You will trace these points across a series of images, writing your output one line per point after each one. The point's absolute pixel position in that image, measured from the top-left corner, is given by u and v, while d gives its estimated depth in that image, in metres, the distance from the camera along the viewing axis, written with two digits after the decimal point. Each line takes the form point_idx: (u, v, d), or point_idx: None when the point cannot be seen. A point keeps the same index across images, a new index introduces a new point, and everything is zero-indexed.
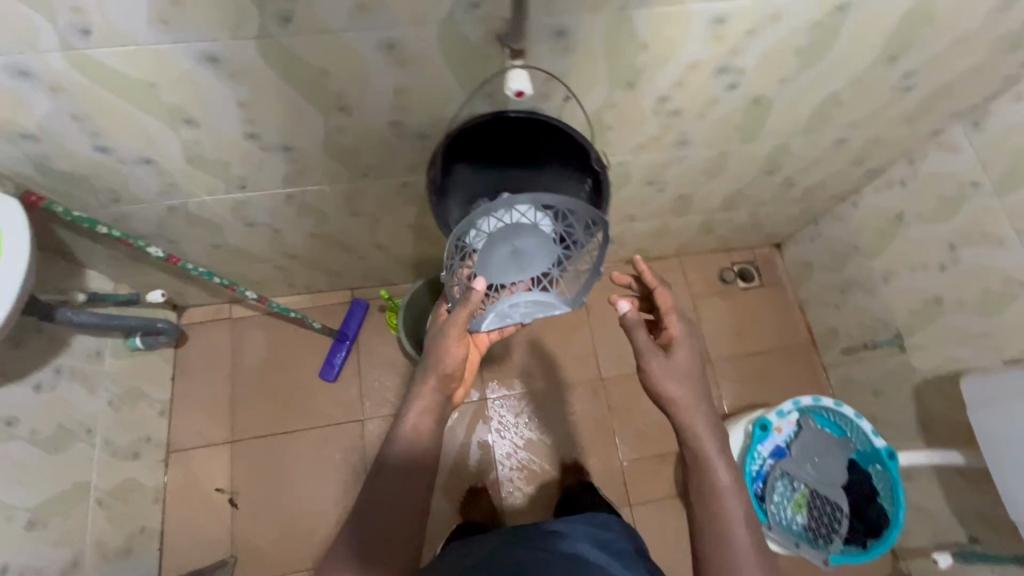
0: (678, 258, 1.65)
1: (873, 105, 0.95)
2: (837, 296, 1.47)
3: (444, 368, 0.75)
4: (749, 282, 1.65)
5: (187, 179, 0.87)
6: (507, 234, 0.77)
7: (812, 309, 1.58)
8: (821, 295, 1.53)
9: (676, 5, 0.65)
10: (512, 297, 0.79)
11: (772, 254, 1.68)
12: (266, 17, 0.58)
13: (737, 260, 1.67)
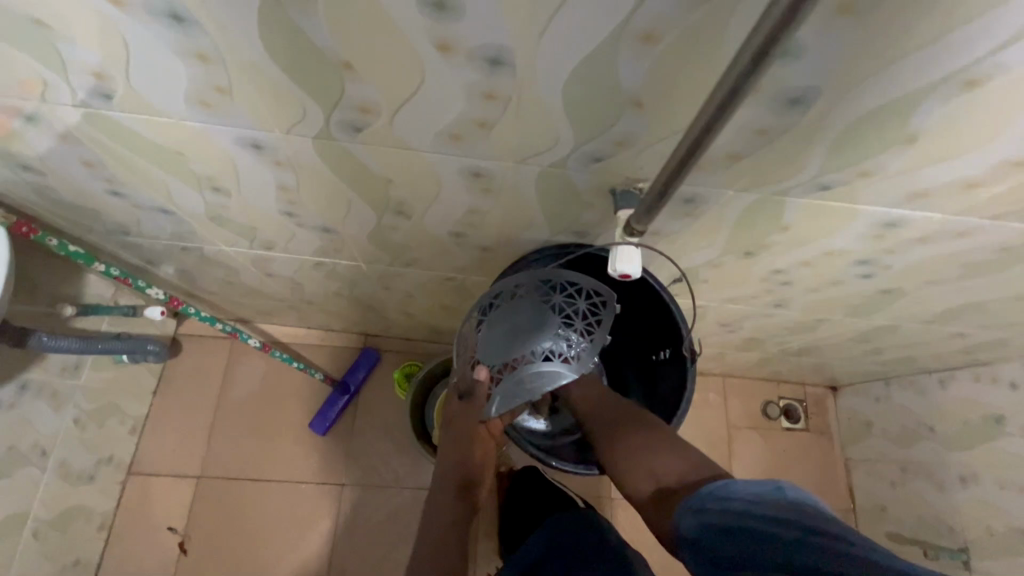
0: (721, 377, 1.43)
1: (1019, 317, 0.79)
2: (894, 475, 1.26)
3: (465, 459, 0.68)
4: (795, 424, 1.41)
5: (207, 232, 0.74)
6: (511, 310, 0.65)
7: (857, 474, 1.34)
8: (874, 463, 1.31)
9: (844, 204, 0.50)
10: (516, 375, 0.66)
11: (824, 395, 1.43)
12: (333, 125, 0.45)
13: (783, 393, 1.43)
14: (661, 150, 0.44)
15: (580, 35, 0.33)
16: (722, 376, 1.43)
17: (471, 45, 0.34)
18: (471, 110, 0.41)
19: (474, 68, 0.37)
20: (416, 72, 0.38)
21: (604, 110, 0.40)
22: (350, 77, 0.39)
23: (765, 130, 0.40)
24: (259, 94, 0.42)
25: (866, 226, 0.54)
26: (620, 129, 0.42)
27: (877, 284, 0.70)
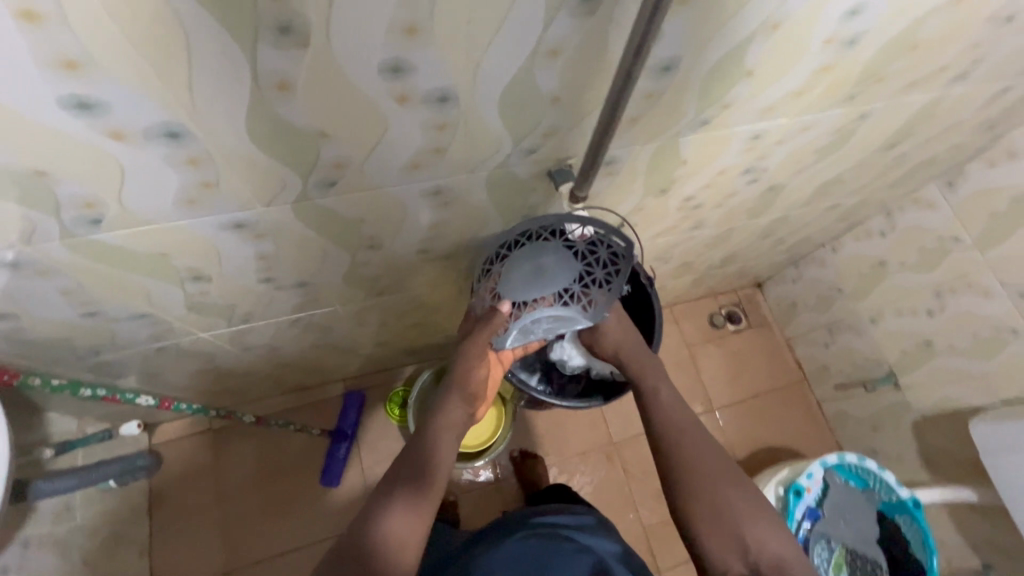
0: (668, 308, 1.61)
1: (867, 178, 0.99)
2: (824, 337, 1.48)
3: (468, 386, 0.71)
4: (739, 325, 1.62)
5: (184, 324, 0.77)
6: (535, 252, 0.68)
7: (800, 347, 1.58)
8: (807, 334, 1.53)
9: (721, 131, 0.64)
10: (534, 312, 0.68)
11: (754, 294, 1.66)
12: (310, 186, 0.52)
13: (722, 303, 1.64)
14: (580, 130, 0.55)
15: (503, 66, 0.43)
16: (669, 306, 1.60)
17: (423, 91, 0.43)
18: (427, 141, 0.50)
19: (427, 109, 0.45)
20: (380, 123, 0.46)
21: (530, 112, 0.50)
22: (325, 142, 0.46)
23: (651, 94, 0.52)
24: (243, 178, 0.48)
25: (741, 141, 0.68)
26: (546, 123, 0.52)
27: (760, 183, 0.86)
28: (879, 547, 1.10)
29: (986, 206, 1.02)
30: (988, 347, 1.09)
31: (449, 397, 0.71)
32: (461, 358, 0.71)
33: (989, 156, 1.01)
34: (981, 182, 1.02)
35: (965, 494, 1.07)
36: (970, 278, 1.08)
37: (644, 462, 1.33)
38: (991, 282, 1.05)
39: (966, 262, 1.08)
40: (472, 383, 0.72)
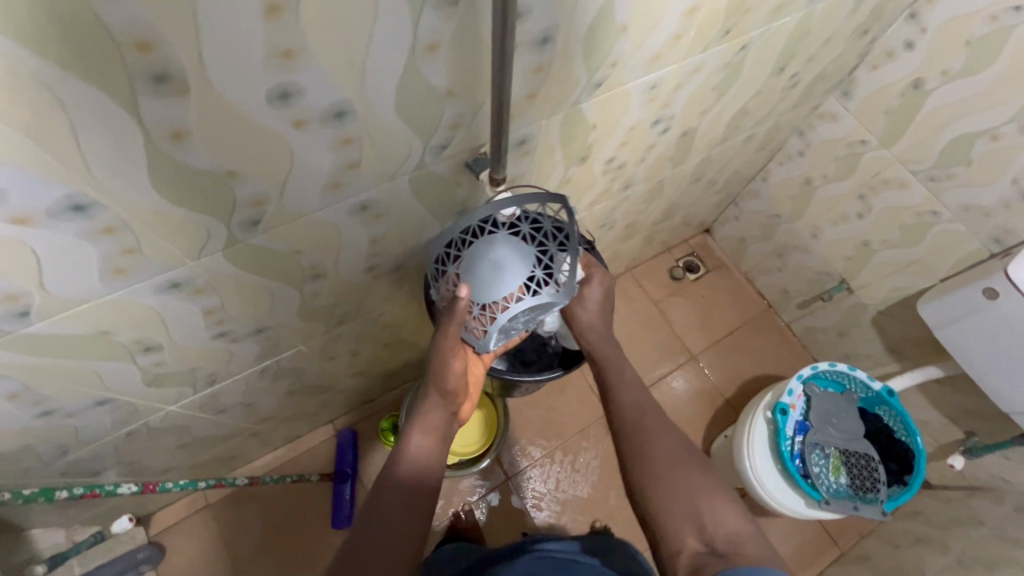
0: (628, 272, 1.66)
1: (770, 104, 1.05)
2: (776, 262, 1.55)
3: (444, 385, 0.72)
4: (698, 272, 1.69)
5: (147, 401, 0.75)
6: (485, 248, 0.67)
7: (758, 278, 1.65)
8: (761, 263, 1.60)
9: (618, 88, 0.67)
10: (508, 311, 0.67)
11: (705, 239, 1.73)
12: (234, 229, 0.52)
13: (678, 255, 1.70)
14: (484, 117, 0.57)
15: (387, 71, 0.45)
16: (628, 270, 1.65)
17: (318, 110, 0.44)
18: (338, 159, 0.51)
19: (328, 127, 0.47)
20: (285, 150, 0.46)
21: (429, 110, 0.52)
22: (237, 181, 0.47)
23: (539, 67, 0.55)
24: (165, 236, 0.48)
25: (641, 94, 0.72)
26: (448, 116, 0.54)
27: (672, 131, 0.90)
28: (869, 442, 1.15)
29: (882, 105, 1.08)
30: (916, 233, 1.15)
31: (430, 398, 0.73)
32: (433, 359, 0.71)
33: (871, 59, 1.07)
34: (871, 85, 1.09)
35: (932, 371, 1.13)
36: (885, 175, 1.15)
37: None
38: (905, 173, 1.11)
39: (878, 160, 1.14)
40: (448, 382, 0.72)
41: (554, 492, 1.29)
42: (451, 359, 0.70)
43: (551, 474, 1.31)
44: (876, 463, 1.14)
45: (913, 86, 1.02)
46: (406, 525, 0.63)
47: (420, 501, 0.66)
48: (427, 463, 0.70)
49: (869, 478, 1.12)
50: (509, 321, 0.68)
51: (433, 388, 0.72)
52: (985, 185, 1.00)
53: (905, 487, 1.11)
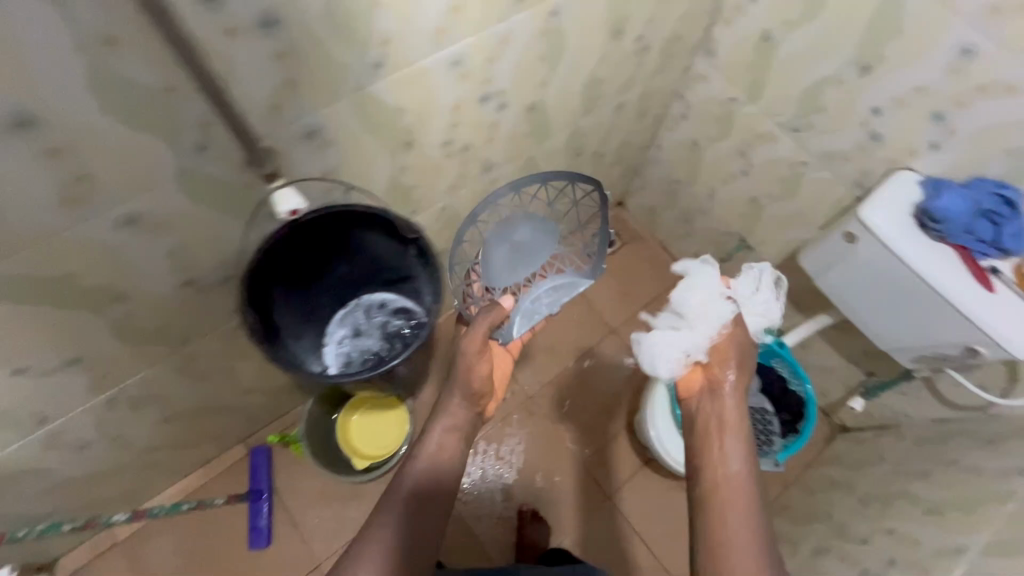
0: None
1: (626, 70, 1.04)
2: (684, 228, 1.54)
3: (469, 386, 0.78)
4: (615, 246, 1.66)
5: (121, 361, 0.77)
6: (507, 235, 0.83)
7: (672, 245, 1.62)
8: (670, 230, 1.60)
9: (541, 4, 0.72)
10: (531, 292, 0.81)
11: (619, 212, 1.69)
12: (183, 156, 0.54)
13: None
14: (414, 33, 0.60)
15: None
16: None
17: (248, 18, 0.47)
18: (277, 75, 0.53)
19: (260, 38, 0.49)
20: (223, 64, 0.49)
21: (360, 23, 0.55)
22: (178, 99, 0.49)
23: None
24: (115, 160, 0.50)
25: (520, 46, 0.75)
26: (379, 30, 0.57)
27: (545, 91, 0.90)
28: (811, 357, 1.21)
29: (739, 64, 1.11)
30: (794, 183, 1.17)
31: (452, 399, 0.79)
32: (461, 362, 0.77)
33: (724, 14, 1.09)
34: (728, 40, 1.11)
35: (825, 320, 1.22)
36: (757, 129, 1.16)
37: (591, 378, 1.46)
38: (770, 127, 1.13)
39: (751, 117, 1.16)
40: (476, 383, 0.78)
41: (498, 481, 1.35)
42: (473, 357, 0.76)
43: (512, 447, 1.38)
44: (772, 414, 1.18)
45: (764, 38, 1.04)
46: (418, 543, 0.70)
47: (434, 508, 0.73)
48: (437, 468, 0.76)
49: (765, 433, 1.16)
50: (532, 304, 0.81)
51: (459, 390, 0.78)
52: (838, 133, 1.02)
53: (798, 435, 1.13)
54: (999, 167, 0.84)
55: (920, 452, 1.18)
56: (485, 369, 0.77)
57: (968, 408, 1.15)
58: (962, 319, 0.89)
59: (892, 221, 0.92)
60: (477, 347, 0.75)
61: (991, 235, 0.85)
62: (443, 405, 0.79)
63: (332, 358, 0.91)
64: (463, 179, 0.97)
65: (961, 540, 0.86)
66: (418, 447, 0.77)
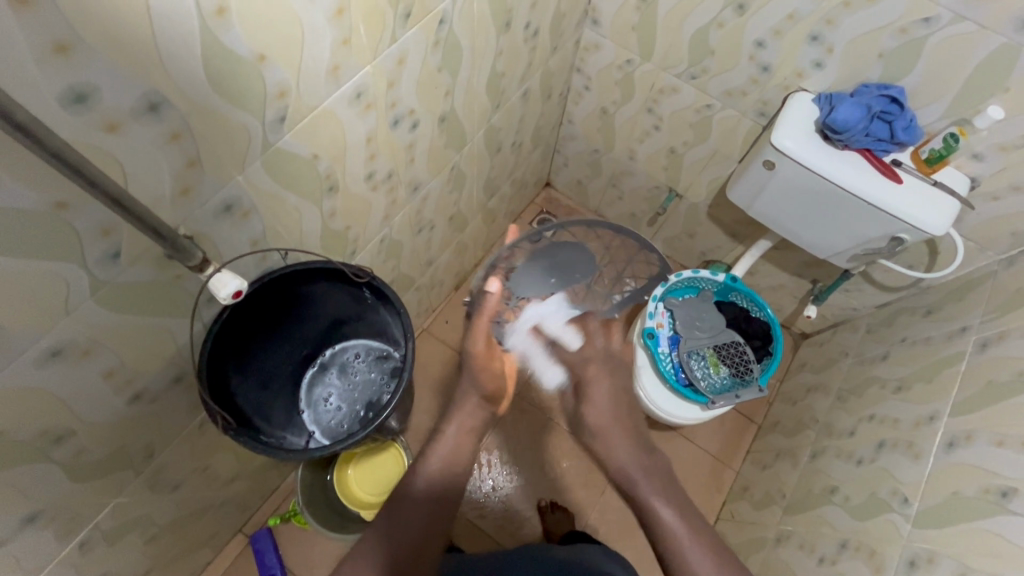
0: (517, 222, 1.68)
1: (521, 60, 1.04)
2: (614, 192, 1.58)
3: (483, 386, 0.86)
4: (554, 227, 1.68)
5: (85, 499, 0.70)
6: (537, 259, 1.09)
7: (607, 210, 1.66)
8: (602, 197, 1.63)
9: (428, 16, 0.69)
10: (534, 306, 1.02)
11: (548, 192, 1.73)
12: (94, 269, 0.49)
13: (530, 219, 1.69)
14: (309, 78, 0.57)
15: (184, 52, 0.44)
16: (489, 252, 1.63)
17: (126, 108, 0.43)
18: (173, 159, 0.49)
19: (144, 124, 0.45)
20: (110, 160, 0.44)
21: (251, 81, 0.51)
22: (71, 213, 0.44)
23: (340, 9, 0.55)
24: (19, 298, 0.45)
25: (417, 61, 0.73)
26: (274, 83, 0.53)
27: (452, 98, 0.88)
28: (731, 329, 1.21)
29: (627, 23, 1.13)
30: (705, 128, 1.22)
31: (470, 399, 0.85)
32: (473, 364, 0.88)
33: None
34: (611, 6, 1.12)
35: (765, 245, 1.30)
36: (659, 85, 1.20)
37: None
38: (672, 79, 1.17)
39: (649, 73, 1.19)
40: (485, 384, 0.86)
41: (509, 488, 1.33)
42: (479, 348, 0.89)
43: (513, 445, 1.36)
44: (744, 345, 1.21)
45: None
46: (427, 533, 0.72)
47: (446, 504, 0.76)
48: (456, 461, 0.79)
49: (741, 363, 1.19)
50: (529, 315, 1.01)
51: (475, 389, 0.86)
52: (733, 69, 1.07)
53: (772, 356, 1.19)
54: (879, 71, 0.92)
55: (875, 337, 1.28)
56: (495, 367, 0.88)
57: (902, 289, 1.26)
58: (881, 214, 0.96)
59: (800, 140, 0.97)
60: (483, 338, 0.89)
61: (886, 133, 0.93)
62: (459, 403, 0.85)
63: (311, 421, 0.87)
64: (395, 205, 0.94)
65: (932, 408, 0.95)
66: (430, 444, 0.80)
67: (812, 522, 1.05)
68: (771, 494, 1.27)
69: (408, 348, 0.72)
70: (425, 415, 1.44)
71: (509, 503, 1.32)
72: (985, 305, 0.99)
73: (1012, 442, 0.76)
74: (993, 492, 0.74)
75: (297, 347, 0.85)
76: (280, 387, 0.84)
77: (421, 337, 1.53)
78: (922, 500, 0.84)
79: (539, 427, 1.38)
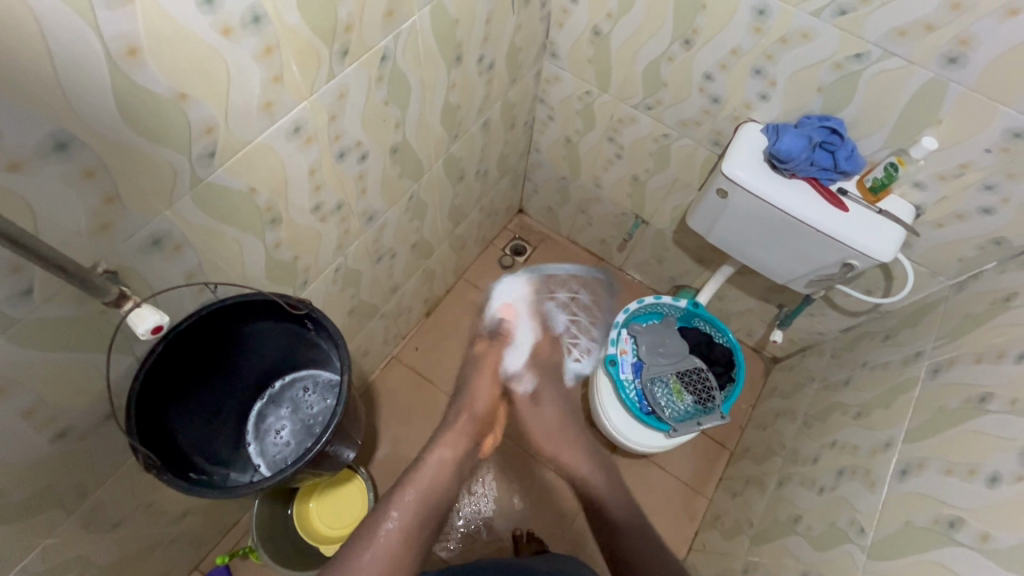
0: (488, 248, 1.68)
1: (478, 92, 1.06)
2: (584, 218, 1.59)
3: (478, 411, 1.00)
4: (526, 253, 1.69)
5: (8, 541, 0.67)
6: None
7: (578, 235, 1.67)
8: (572, 223, 1.64)
9: (368, 52, 0.70)
10: None
11: (521, 219, 1.74)
12: (3, 306, 0.48)
13: (502, 245, 1.70)
14: (238, 114, 0.58)
15: (92, 90, 0.44)
16: (460, 278, 1.63)
17: (30, 147, 0.43)
18: (89, 196, 0.49)
19: (52, 162, 0.45)
20: (15, 200, 0.44)
21: (171, 120, 0.51)
22: None
23: (268, 49, 0.56)
24: None
25: (361, 95, 0.74)
26: (197, 120, 0.54)
27: (403, 130, 0.90)
28: (694, 356, 1.22)
29: (584, 55, 1.16)
30: (664, 156, 1.24)
31: (466, 427, 0.98)
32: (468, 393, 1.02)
33: (555, 19, 1.13)
34: (568, 40, 1.15)
35: (727, 271, 1.31)
36: (618, 115, 1.23)
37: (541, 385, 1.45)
38: (630, 110, 1.20)
39: (608, 103, 1.22)
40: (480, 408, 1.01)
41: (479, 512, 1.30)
42: (482, 388, 1.02)
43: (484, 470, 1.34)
44: (707, 371, 1.22)
45: (596, 33, 1.10)
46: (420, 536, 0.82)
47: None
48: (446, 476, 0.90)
49: (704, 390, 1.19)
50: None
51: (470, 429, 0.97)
52: (686, 101, 1.10)
53: (735, 383, 1.19)
54: (820, 104, 0.95)
55: (839, 361, 1.28)
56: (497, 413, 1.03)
57: (863, 313, 1.27)
58: (831, 241, 0.97)
59: (749, 170, 0.99)
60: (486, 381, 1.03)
61: (830, 162, 0.95)
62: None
63: (257, 455, 0.86)
64: (349, 234, 0.94)
65: (888, 434, 0.94)
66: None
67: (777, 552, 1.04)
68: (740, 523, 1.25)
69: (347, 378, 0.71)
70: (393, 444, 1.42)
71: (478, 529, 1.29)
72: (937, 330, 1.00)
73: (959, 469, 0.76)
74: (942, 522, 0.74)
75: (243, 380, 0.84)
76: (224, 421, 0.83)
77: (390, 364, 1.52)
78: (877, 530, 0.83)
79: (512, 455, 1.36)
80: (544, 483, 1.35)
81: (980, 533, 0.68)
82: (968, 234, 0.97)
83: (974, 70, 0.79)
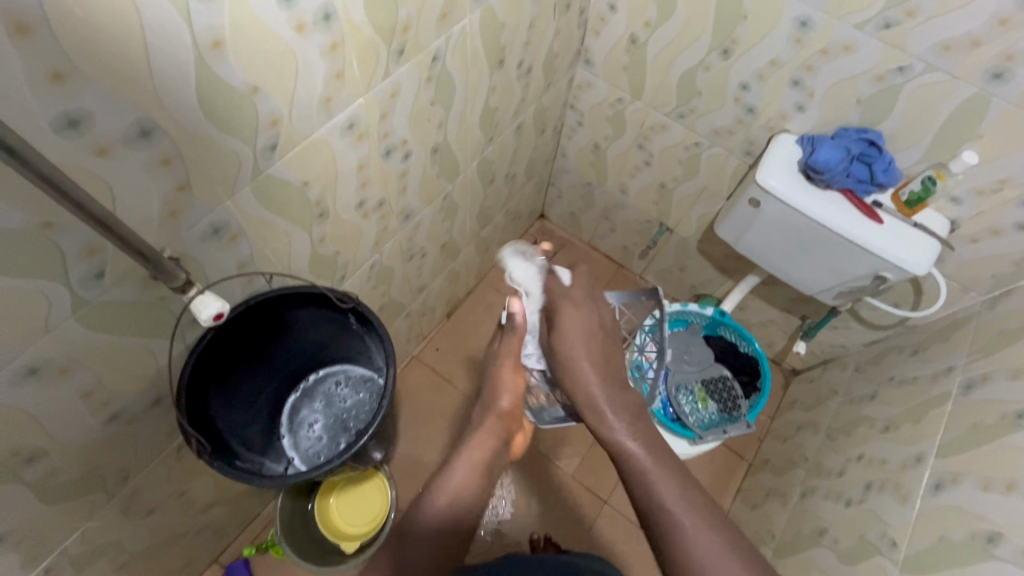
0: None
1: (515, 96, 1.07)
2: (607, 225, 1.60)
3: (501, 407, 0.78)
4: (548, 258, 1.70)
5: (54, 521, 0.68)
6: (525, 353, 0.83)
7: (600, 242, 1.68)
8: (595, 229, 1.65)
9: (421, 53, 0.72)
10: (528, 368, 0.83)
11: (543, 224, 1.75)
12: (77, 288, 0.50)
13: None
14: (301, 109, 0.59)
15: (177, 80, 0.46)
16: (482, 280, 1.64)
17: (118, 134, 0.45)
18: (164, 183, 0.51)
19: (135, 149, 0.47)
20: (99, 184, 0.46)
21: (244, 114, 0.53)
22: (57, 233, 0.45)
23: (334, 45, 0.58)
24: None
25: (411, 95, 0.76)
26: (265, 113, 0.55)
27: (445, 131, 0.91)
28: (720, 363, 1.22)
29: (619, 63, 1.17)
30: (694, 165, 1.25)
31: (487, 424, 0.78)
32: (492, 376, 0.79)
33: (592, 26, 1.15)
34: (603, 47, 1.17)
35: (753, 280, 1.31)
36: (649, 123, 1.24)
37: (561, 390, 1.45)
38: (662, 118, 1.21)
39: (640, 111, 1.23)
40: (505, 402, 0.78)
41: (495, 516, 1.30)
42: (506, 374, 0.79)
43: (501, 474, 1.34)
44: (731, 380, 1.21)
45: (632, 41, 1.11)
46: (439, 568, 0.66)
47: (455, 547, 0.70)
48: (472, 488, 0.73)
49: (729, 398, 1.19)
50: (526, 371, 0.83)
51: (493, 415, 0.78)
52: (720, 110, 1.11)
53: (760, 393, 1.18)
54: (858, 116, 0.95)
55: (864, 375, 1.28)
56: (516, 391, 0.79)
57: (890, 327, 1.26)
58: (866, 253, 0.97)
59: (784, 180, 1.00)
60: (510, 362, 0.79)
61: (867, 174, 0.95)
62: (476, 440, 0.76)
63: (291, 447, 0.87)
64: (386, 232, 0.96)
65: (919, 447, 0.94)
66: (439, 480, 0.73)
67: (802, 564, 1.03)
68: (760, 534, 1.24)
69: (390, 375, 0.72)
70: (411, 443, 1.42)
71: (495, 532, 1.29)
72: (969, 345, 1.00)
73: (997, 483, 0.75)
74: (979, 536, 0.73)
75: (281, 371, 0.85)
76: (261, 411, 0.84)
77: (411, 364, 1.52)
78: (910, 543, 0.83)
79: (528, 460, 1.36)
80: (561, 489, 1.35)
81: (1020, 547, 0.68)
82: (1004, 250, 0.97)
83: (1018, 85, 0.80)
